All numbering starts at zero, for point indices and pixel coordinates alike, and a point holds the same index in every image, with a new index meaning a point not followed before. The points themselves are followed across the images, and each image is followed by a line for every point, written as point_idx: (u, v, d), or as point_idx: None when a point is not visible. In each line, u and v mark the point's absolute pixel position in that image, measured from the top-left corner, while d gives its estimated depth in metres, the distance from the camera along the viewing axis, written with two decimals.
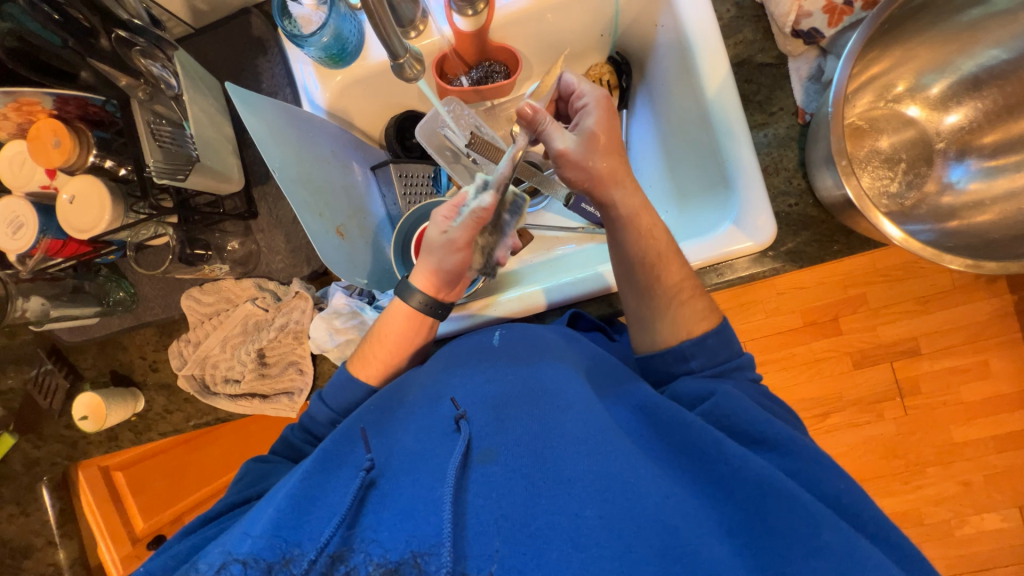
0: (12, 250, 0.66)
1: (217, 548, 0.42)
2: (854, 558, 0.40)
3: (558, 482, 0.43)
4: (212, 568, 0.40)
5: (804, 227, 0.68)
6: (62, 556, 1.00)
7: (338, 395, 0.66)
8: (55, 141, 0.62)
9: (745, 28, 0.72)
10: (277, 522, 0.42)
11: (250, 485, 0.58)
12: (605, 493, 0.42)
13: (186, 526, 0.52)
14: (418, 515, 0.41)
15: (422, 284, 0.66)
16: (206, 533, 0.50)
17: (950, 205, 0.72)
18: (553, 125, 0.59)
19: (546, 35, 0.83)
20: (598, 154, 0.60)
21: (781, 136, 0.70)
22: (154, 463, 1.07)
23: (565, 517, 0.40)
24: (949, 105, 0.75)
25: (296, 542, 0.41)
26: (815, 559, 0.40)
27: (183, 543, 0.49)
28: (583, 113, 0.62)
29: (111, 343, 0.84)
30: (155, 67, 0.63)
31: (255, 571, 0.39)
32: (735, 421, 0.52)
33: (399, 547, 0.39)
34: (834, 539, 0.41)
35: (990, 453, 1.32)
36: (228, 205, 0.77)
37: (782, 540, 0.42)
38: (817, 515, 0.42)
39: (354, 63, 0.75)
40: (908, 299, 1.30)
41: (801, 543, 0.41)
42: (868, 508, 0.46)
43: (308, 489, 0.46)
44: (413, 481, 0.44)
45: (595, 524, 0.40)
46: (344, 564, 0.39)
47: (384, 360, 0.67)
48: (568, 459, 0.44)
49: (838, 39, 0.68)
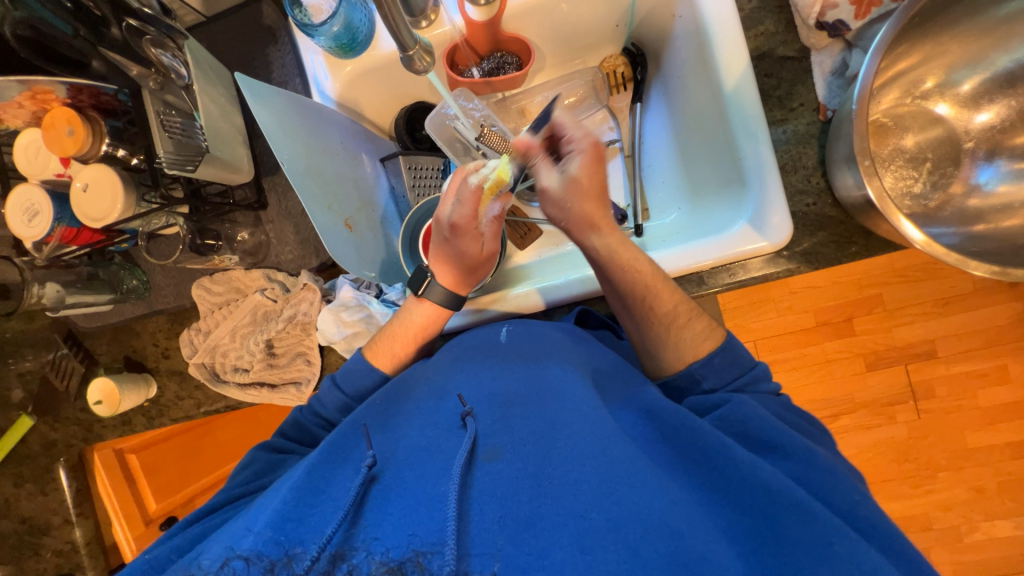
0: (28, 237, 0.67)
1: (227, 535, 0.44)
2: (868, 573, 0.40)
3: (564, 483, 0.42)
4: (216, 566, 0.41)
5: (821, 228, 0.66)
6: (78, 535, 1.00)
7: (350, 379, 0.65)
8: (69, 129, 0.63)
9: (767, 19, 0.70)
10: (282, 515, 0.43)
11: (256, 476, 0.58)
12: (611, 495, 0.42)
13: (189, 517, 0.53)
14: (420, 510, 0.41)
15: (447, 284, 0.68)
16: (211, 521, 0.51)
17: (976, 207, 0.70)
18: (542, 161, 0.62)
19: (561, 26, 0.81)
20: (577, 196, 0.60)
21: (801, 133, 0.68)
22: (166, 448, 1.11)
23: (569, 518, 0.40)
24: (981, 103, 0.71)
25: (298, 540, 0.41)
26: (823, 568, 0.40)
27: (185, 534, 0.50)
28: (569, 157, 0.61)
29: (124, 329, 0.86)
30: (165, 57, 0.62)
31: (257, 568, 0.40)
32: (750, 426, 0.51)
33: (400, 546, 0.39)
34: (843, 548, 0.41)
35: (1005, 460, 1.29)
36: (238, 196, 0.77)
37: (791, 550, 0.41)
38: (826, 525, 0.42)
39: (364, 53, 0.75)
40: (927, 301, 1.27)
41: (810, 553, 0.40)
42: (874, 517, 0.46)
43: (314, 482, 0.47)
44: (417, 477, 0.45)
45: (601, 527, 0.39)
46: (346, 563, 0.39)
47: (391, 353, 0.67)
48: (573, 461, 0.44)
49: (866, 31, 0.65)
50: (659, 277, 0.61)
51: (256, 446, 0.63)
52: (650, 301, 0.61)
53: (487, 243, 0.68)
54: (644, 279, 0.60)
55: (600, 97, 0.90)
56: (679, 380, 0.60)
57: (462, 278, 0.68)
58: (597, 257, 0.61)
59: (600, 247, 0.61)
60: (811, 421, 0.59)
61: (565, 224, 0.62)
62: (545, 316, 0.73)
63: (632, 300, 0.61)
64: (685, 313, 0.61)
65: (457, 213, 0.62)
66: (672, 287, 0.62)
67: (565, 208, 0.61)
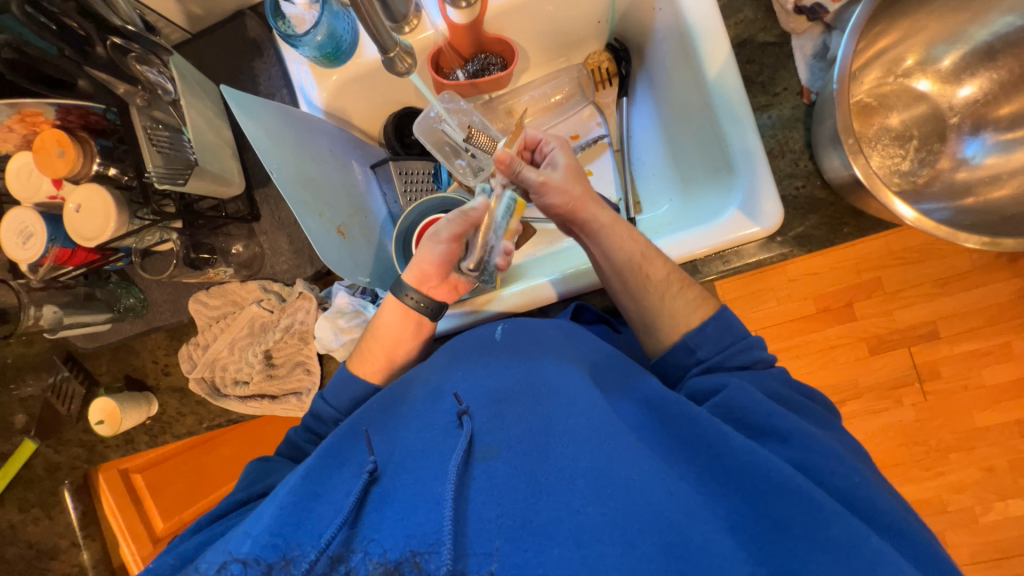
0: (23, 260, 0.68)
1: (227, 539, 0.44)
2: (864, 554, 0.40)
3: (561, 478, 0.42)
4: (214, 568, 0.42)
5: (812, 210, 0.66)
6: (86, 557, 1.01)
7: (338, 393, 0.65)
8: (59, 151, 0.63)
9: (746, 7, 0.70)
10: (279, 520, 0.44)
11: (254, 482, 0.58)
12: (608, 489, 0.42)
13: (191, 526, 0.53)
14: (418, 513, 0.41)
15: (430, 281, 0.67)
16: (213, 529, 0.51)
17: (966, 181, 0.70)
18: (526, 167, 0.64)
19: (544, 25, 0.82)
20: (574, 179, 0.65)
21: (786, 117, 0.68)
22: (171, 466, 1.08)
23: (567, 513, 0.40)
24: (962, 78, 0.72)
25: (297, 542, 0.42)
26: (823, 554, 0.40)
27: (192, 540, 0.50)
28: (551, 155, 0.68)
29: (123, 348, 0.86)
30: (151, 73, 0.63)
31: (255, 571, 0.41)
32: (747, 413, 0.51)
33: (398, 546, 0.39)
34: (841, 533, 0.41)
35: (1013, 437, 1.28)
36: (231, 208, 0.78)
37: (789, 532, 0.41)
38: (824, 509, 0.42)
39: (350, 62, 0.75)
40: (926, 281, 1.27)
41: (808, 537, 0.41)
42: (872, 494, 0.46)
43: (312, 485, 0.47)
44: (414, 480, 0.44)
45: (597, 520, 0.40)
46: (344, 565, 0.39)
47: (375, 359, 0.67)
48: (569, 454, 0.44)
49: (844, 13, 0.65)
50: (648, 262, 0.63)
51: (255, 458, 0.63)
52: (641, 273, 0.62)
53: (444, 231, 0.65)
54: (640, 246, 0.63)
55: (585, 93, 0.91)
56: (675, 354, 0.61)
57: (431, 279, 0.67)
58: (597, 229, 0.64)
59: (607, 217, 0.65)
60: (808, 404, 0.59)
61: (568, 208, 0.65)
62: (541, 313, 0.74)
63: (632, 264, 0.63)
64: (679, 281, 0.63)
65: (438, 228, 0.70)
66: (675, 270, 0.63)
67: (568, 190, 0.64)
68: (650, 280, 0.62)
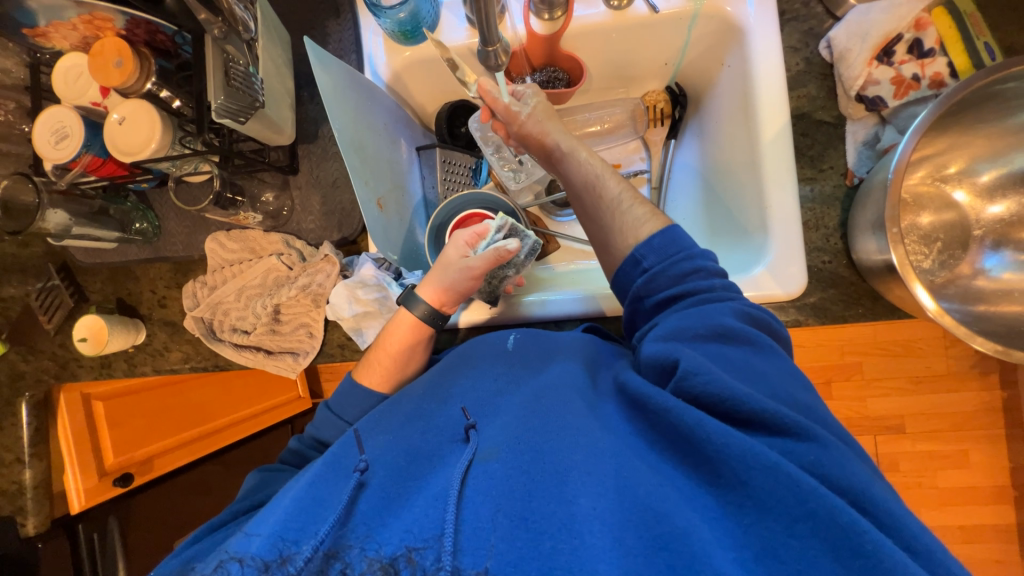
0: (51, 158, 0.66)
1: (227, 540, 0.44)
2: (850, 540, 0.36)
3: (557, 475, 0.42)
4: (213, 568, 0.41)
5: (832, 285, 0.69)
6: (27, 476, 0.89)
7: (350, 407, 0.66)
8: (117, 61, 0.62)
9: (811, 83, 0.73)
10: (282, 523, 0.42)
11: (253, 494, 0.58)
12: (602, 487, 0.41)
13: (193, 537, 0.52)
14: (418, 510, 0.41)
15: (430, 297, 0.66)
16: (210, 540, 0.50)
17: (980, 289, 0.74)
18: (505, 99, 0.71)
19: (615, 54, 0.84)
20: (544, 114, 0.71)
21: (826, 194, 0.71)
22: (134, 400, 1.03)
23: (561, 507, 0.40)
24: (994, 196, 0.76)
25: (295, 541, 0.41)
26: (798, 526, 0.38)
27: (186, 553, 0.49)
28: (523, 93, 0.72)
29: (123, 271, 0.84)
30: (237, 8, 0.62)
31: (252, 570, 0.39)
32: (713, 390, 0.45)
33: (393, 543, 0.39)
34: (819, 508, 0.37)
35: (954, 542, 1.35)
36: (272, 156, 0.76)
37: (771, 520, 0.39)
38: (801, 482, 0.38)
39: (424, 43, 0.77)
40: (903, 376, 1.31)
41: (785, 513, 0.38)
42: (853, 467, 0.41)
43: (316, 492, 0.45)
44: (420, 487, 0.45)
45: (588, 514, 0.39)
46: (339, 561, 0.39)
47: (380, 372, 0.66)
48: (565, 453, 0.44)
49: (901, 111, 0.69)
50: (609, 165, 0.67)
51: (257, 470, 0.62)
52: (597, 192, 0.65)
53: (476, 264, 0.63)
54: (595, 168, 0.67)
55: (636, 128, 0.92)
56: None
57: (449, 299, 0.67)
58: (560, 152, 0.69)
59: (563, 150, 0.69)
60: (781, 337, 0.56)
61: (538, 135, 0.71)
62: (555, 328, 0.74)
63: (584, 197, 0.67)
64: (633, 198, 0.64)
65: (471, 266, 0.64)
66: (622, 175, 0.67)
67: (538, 121, 0.71)
68: (598, 201, 0.65)
